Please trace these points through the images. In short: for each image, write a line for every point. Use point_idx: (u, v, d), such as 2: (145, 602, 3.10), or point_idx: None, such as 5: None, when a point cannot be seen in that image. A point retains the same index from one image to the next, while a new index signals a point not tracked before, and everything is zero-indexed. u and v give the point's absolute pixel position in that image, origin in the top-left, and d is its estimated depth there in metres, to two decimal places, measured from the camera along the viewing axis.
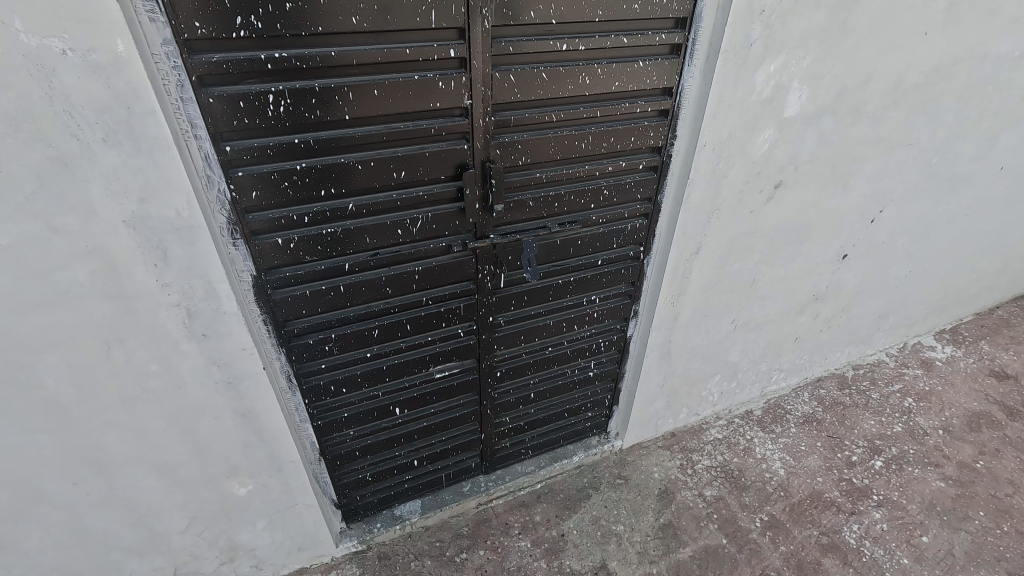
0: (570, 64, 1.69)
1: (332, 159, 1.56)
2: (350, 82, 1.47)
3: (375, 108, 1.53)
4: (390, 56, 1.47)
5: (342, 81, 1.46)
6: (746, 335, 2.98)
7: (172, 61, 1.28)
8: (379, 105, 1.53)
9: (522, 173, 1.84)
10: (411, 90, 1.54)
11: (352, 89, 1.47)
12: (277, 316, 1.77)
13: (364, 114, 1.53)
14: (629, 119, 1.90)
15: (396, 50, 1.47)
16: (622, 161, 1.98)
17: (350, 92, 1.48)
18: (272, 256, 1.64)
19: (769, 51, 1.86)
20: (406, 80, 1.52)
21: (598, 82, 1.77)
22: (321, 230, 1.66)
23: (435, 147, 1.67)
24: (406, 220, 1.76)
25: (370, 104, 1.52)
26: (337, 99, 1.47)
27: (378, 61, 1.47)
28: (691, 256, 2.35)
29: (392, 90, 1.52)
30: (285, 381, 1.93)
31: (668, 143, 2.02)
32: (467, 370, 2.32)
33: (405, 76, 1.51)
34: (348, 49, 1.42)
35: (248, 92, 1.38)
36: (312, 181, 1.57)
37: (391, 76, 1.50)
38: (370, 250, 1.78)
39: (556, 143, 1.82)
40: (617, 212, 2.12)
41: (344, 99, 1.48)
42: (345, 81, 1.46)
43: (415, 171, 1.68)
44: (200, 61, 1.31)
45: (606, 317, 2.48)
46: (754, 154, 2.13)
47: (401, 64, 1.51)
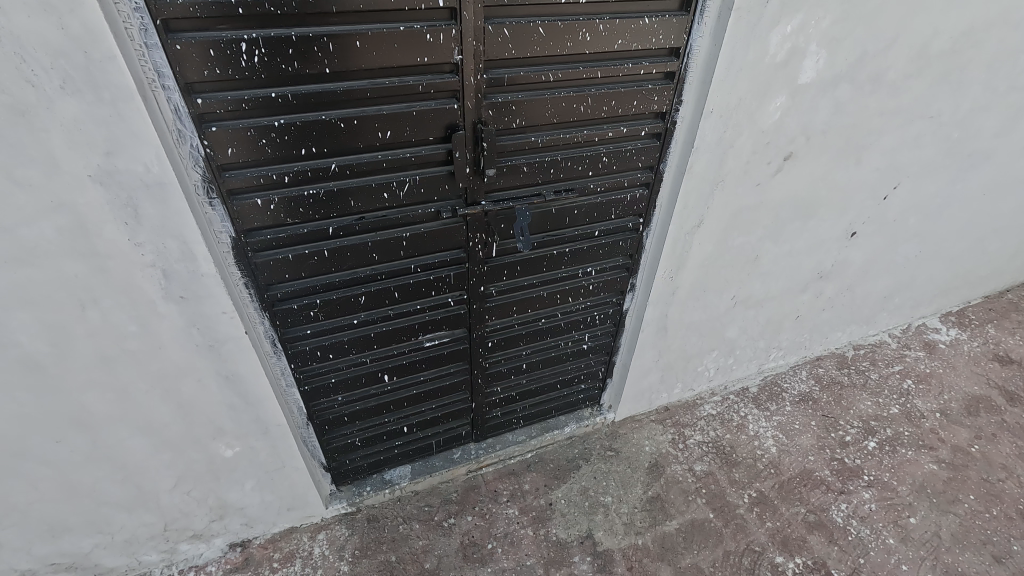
0: (569, 18, 1.57)
1: (313, 117, 1.47)
2: (331, 33, 1.36)
3: (357, 62, 1.43)
4: (373, 4, 1.36)
5: (321, 30, 1.35)
6: (746, 311, 2.91)
7: (134, 2, 1.18)
8: (362, 59, 1.43)
9: (516, 138, 1.74)
10: (397, 44, 1.43)
11: (333, 39, 1.37)
12: (259, 280, 1.72)
13: (346, 68, 1.43)
14: (631, 81, 1.79)
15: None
16: (624, 127, 1.88)
17: (331, 44, 1.37)
18: (251, 216, 1.58)
19: (786, 9, 1.72)
20: (390, 31, 1.41)
21: (599, 40, 1.64)
22: (301, 192, 1.59)
23: (422, 106, 1.57)
24: (392, 183, 1.68)
25: (352, 58, 1.42)
26: (316, 51, 1.37)
27: (360, 9, 1.36)
28: (693, 229, 2.26)
29: (376, 42, 1.41)
30: (269, 346, 1.90)
31: (673, 110, 1.91)
32: (458, 340, 2.28)
33: (390, 27, 1.40)
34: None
35: (219, 39, 1.29)
36: (291, 139, 1.49)
37: (374, 27, 1.39)
38: (355, 213, 1.71)
39: (553, 106, 1.72)
40: (616, 181, 2.03)
41: (324, 51, 1.38)
42: (324, 31, 1.35)
43: (401, 131, 1.59)
44: (164, 3, 1.21)
45: (602, 290, 2.42)
46: (763, 123, 2.02)
47: (385, 13, 1.39)
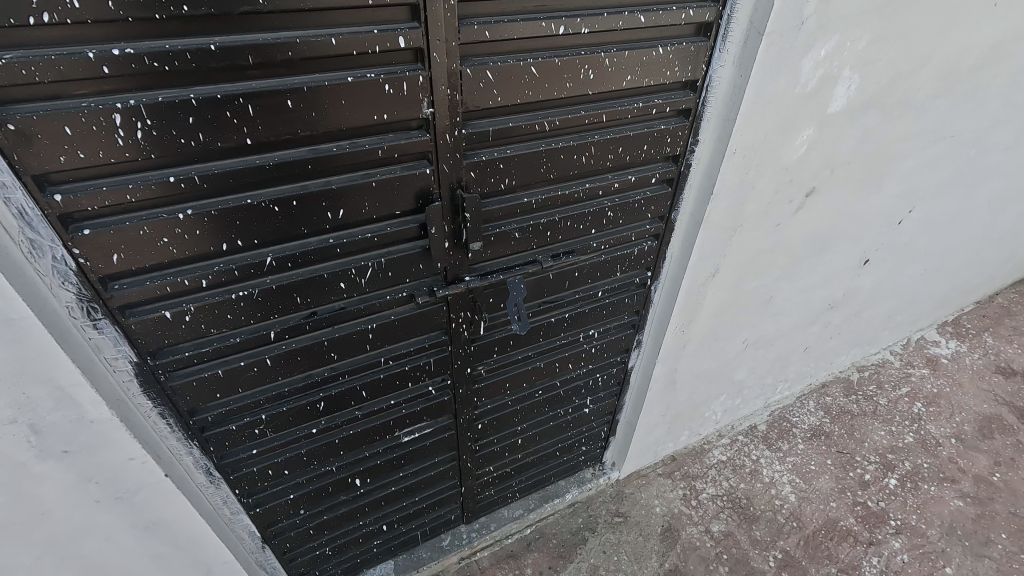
0: (568, 53, 1.22)
1: (234, 202, 1.07)
2: (248, 94, 0.97)
3: (290, 128, 1.04)
4: (307, 50, 0.98)
5: (235, 90, 0.96)
6: (757, 351, 2.64)
7: None
8: (297, 124, 1.04)
9: (505, 200, 1.39)
10: (345, 100, 1.05)
11: (252, 100, 0.98)
12: (179, 405, 1.31)
13: (275, 136, 1.04)
14: (641, 123, 1.46)
15: (316, 42, 0.97)
16: (632, 176, 1.55)
17: (250, 107, 0.98)
18: (155, 332, 1.16)
19: (822, 30, 1.42)
20: (335, 83, 1.02)
21: (605, 77, 1.31)
22: (228, 296, 1.19)
23: (384, 174, 1.19)
24: (350, 270, 1.29)
25: (282, 123, 1.03)
26: (230, 117, 0.98)
27: (290, 57, 0.97)
28: (707, 280, 1.96)
29: (314, 99, 1.02)
30: (204, 476, 1.48)
31: (687, 151, 1.60)
32: (443, 427, 1.91)
33: (333, 79, 1.02)
34: (237, 41, 0.92)
35: (77, 111, 0.87)
36: (206, 233, 1.09)
37: (310, 79, 1.01)
38: (303, 310, 1.32)
39: (549, 159, 1.37)
40: (622, 236, 1.70)
41: (241, 117, 0.99)
42: (240, 91, 0.96)
43: (358, 208, 1.21)
44: None
45: (605, 351, 2.09)
46: (787, 160, 1.72)
47: (325, 61, 1.01)
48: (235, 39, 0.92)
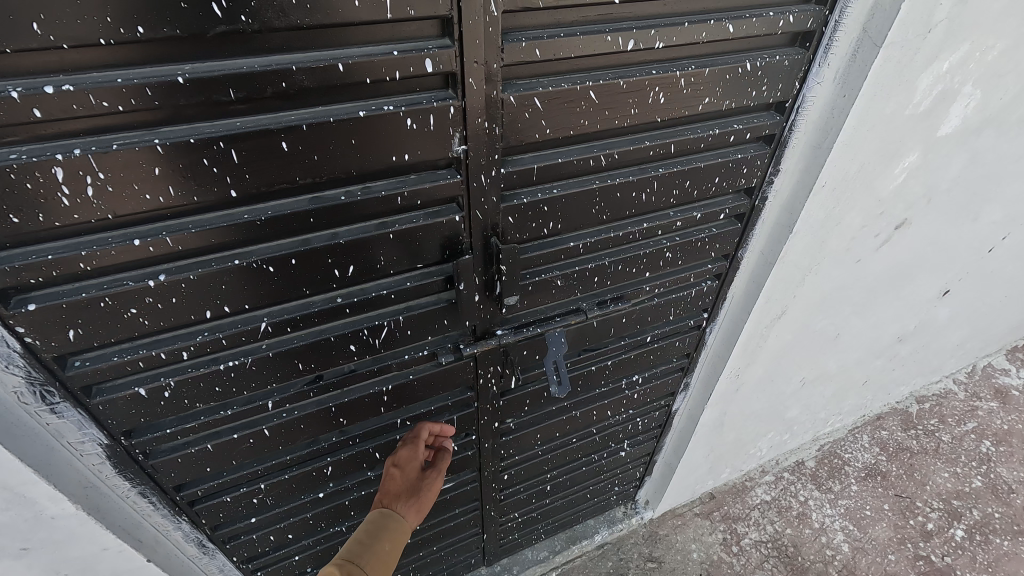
0: (636, 73, 0.97)
1: (218, 265, 0.86)
2: (232, 136, 0.75)
3: (286, 175, 0.82)
4: (307, 79, 0.75)
5: (215, 133, 0.74)
6: (814, 389, 2.37)
7: None
8: (295, 170, 0.82)
9: (547, 246, 1.16)
10: (356, 139, 0.83)
11: (237, 144, 0.76)
12: (164, 482, 1.12)
13: (268, 185, 0.82)
14: (715, 152, 1.21)
15: (320, 69, 0.75)
16: (697, 213, 1.30)
17: (235, 152, 0.76)
18: (128, 410, 0.97)
19: (951, 38, 1.13)
20: (343, 120, 0.80)
21: (679, 100, 1.05)
22: (216, 367, 0.99)
23: (404, 223, 0.97)
24: (362, 331, 1.09)
25: (277, 170, 0.81)
26: (209, 166, 0.76)
27: (285, 89, 0.75)
28: (772, 322, 1.70)
29: (318, 140, 0.80)
30: (196, 548, 1.30)
31: (765, 182, 1.33)
32: (465, 481, 1.71)
33: (341, 114, 0.80)
34: (215, 70, 0.70)
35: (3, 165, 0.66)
36: (184, 301, 0.88)
37: (312, 116, 0.78)
38: (307, 376, 1.12)
39: (602, 198, 1.13)
40: (680, 278, 1.46)
41: (223, 165, 0.77)
42: (220, 133, 0.74)
43: (372, 263, 1.00)
44: None
45: (648, 395, 1.86)
46: (882, 191, 1.44)
47: (331, 91, 0.78)
48: (213, 68, 0.70)
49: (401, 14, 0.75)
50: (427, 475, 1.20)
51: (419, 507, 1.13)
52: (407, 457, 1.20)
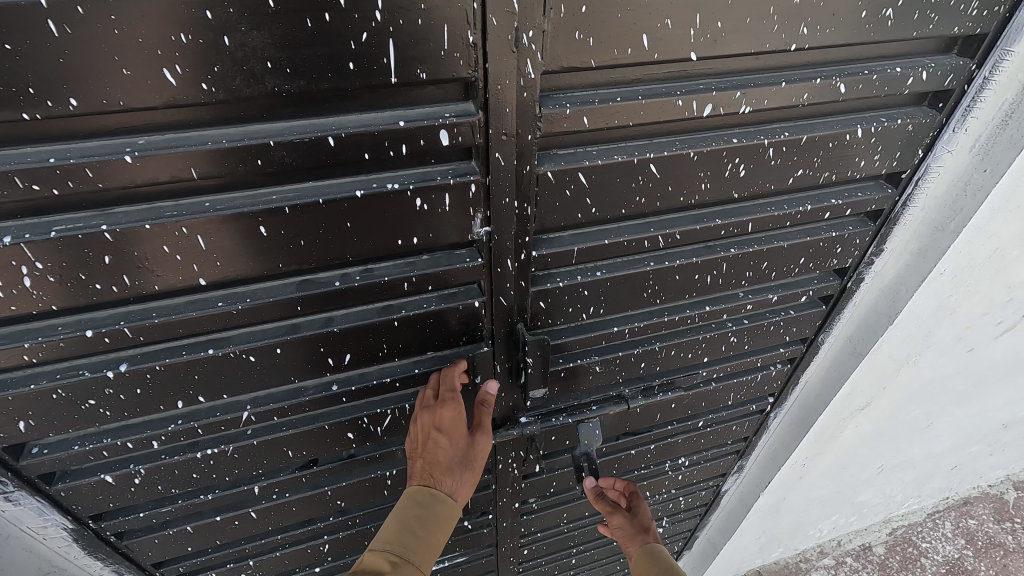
0: (711, 142, 0.77)
1: (189, 356, 0.74)
2: (198, 221, 0.62)
3: (267, 261, 0.68)
4: (291, 156, 0.60)
5: (177, 217, 0.61)
6: (893, 474, 2.04)
7: None
8: (278, 256, 0.68)
9: (586, 332, 0.97)
10: (351, 222, 0.68)
11: (205, 230, 0.62)
12: (140, 561, 1.02)
13: (245, 273, 0.68)
14: (801, 228, 0.98)
15: (306, 144, 0.60)
16: (772, 295, 1.08)
17: (203, 238, 0.63)
18: (94, 496, 0.86)
19: None
20: (336, 201, 0.65)
21: (765, 173, 0.84)
22: (192, 454, 0.88)
23: (411, 308, 0.82)
24: (361, 419, 0.95)
25: (255, 256, 0.67)
26: (172, 253, 0.63)
27: (263, 166, 0.61)
28: (853, 413, 1.43)
29: (305, 223, 0.66)
30: None
31: (864, 263, 1.09)
32: (480, 557, 1.54)
33: (333, 195, 0.65)
34: (173, 147, 0.56)
35: None
36: (152, 392, 0.76)
37: (298, 196, 0.64)
38: (298, 461, 0.99)
39: (656, 281, 0.94)
40: (744, 362, 1.23)
41: (190, 252, 0.64)
42: (183, 218, 0.61)
43: (373, 350, 0.85)
44: None
45: (695, 476, 1.63)
46: (1014, 277, 1.15)
47: (323, 167, 0.64)
48: (172, 145, 0.56)
49: (410, 78, 0.59)
50: (475, 438, 0.91)
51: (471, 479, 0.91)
52: (451, 414, 0.86)
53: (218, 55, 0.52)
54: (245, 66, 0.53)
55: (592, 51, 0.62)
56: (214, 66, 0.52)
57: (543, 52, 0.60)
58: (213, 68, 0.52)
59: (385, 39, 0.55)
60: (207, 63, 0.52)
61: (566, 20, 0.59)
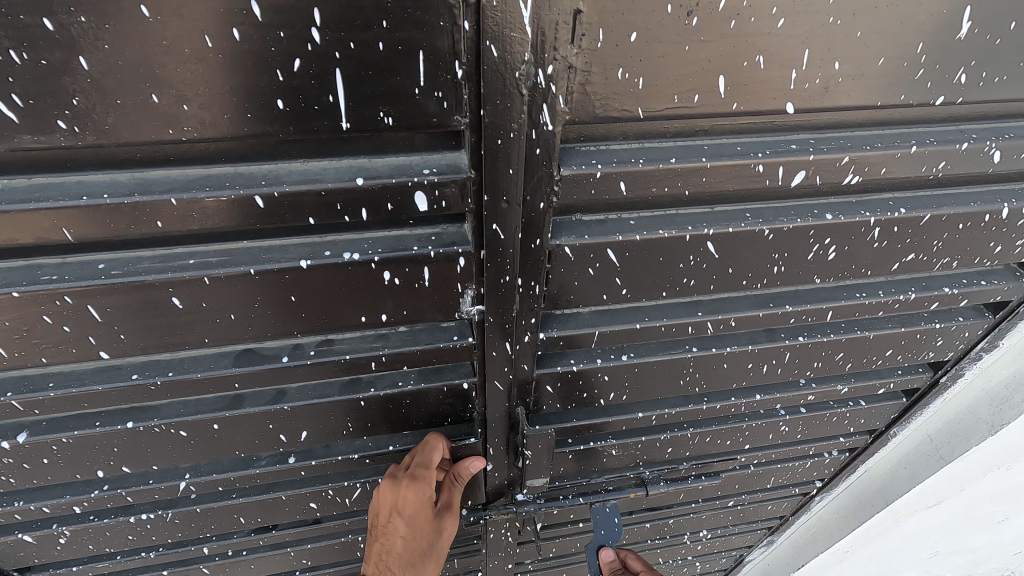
0: (794, 216, 0.56)
1: (102, 428, 0.62)
2: (84, 289, 0.48)
3: (189, 333, 0.54)
4: (202, 215, 0.46)
5: (55, 284, 0.47)
6: (950, 558, 1.77)
7: None
8: (200, 330, 0.54)
9: (602, 417, 0.79)
10: (297, 295, 0.53)
11: (95, 299, 0.49)
12: None
13: (158, 344, 0.55)
14: (900, 318, 0.76)
15: (222, 203, 0.45)
16: (841, 387, 0.86)
17: (94, 309, 0.50)
18: (17, 552, 0.77)
19: None
20: (271, 272, 0.50)
21: (864, 256, 0.62)
22: (125, 519, 0.76)
23: (383, 387, 0.66)
24: (325, 492, 0.80)
25: (169, 329, 0.54)
26: (56, 324, 0.51)
27: (164, 228, 0.46)
28: (917, 510, 1.20)
29: (233, 296, 0.52)
30: None
31: (968, 357, 0.86)
32: None
33: (269, 264, 0.50)
34: (33, 202, 0.42)
35: None
36: (63, 462, 0.65)
37: (222, 263, 0.50)
38: (252, 526, 0.85)
39: (699, 368, 0.74)
40: (793, 450, 1.03)
41: (80, 324, 0.51)
42: (63, 284, 0.47)
43: (336, 429, 0.71)
44: None
45: (717, 547, 1.44)
46: None
47: (252, 229, 0.49)
48: (32, 198, 0.42)
49: (368, 125, 0.42)
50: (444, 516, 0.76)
51: (435, 564, 0.76)
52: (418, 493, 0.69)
53: (76, 84, 0.38)
54: (117, 99, 0.39)
55: (640, 96, 0.43)
56: (73, 98, 0.38)
57: (567, 96, 0.41)
58: (71, 101, 0.38)
59: (327, 70, 0.39)
60: (62, 95, 0.38)
61: (604, 53, 0.40)
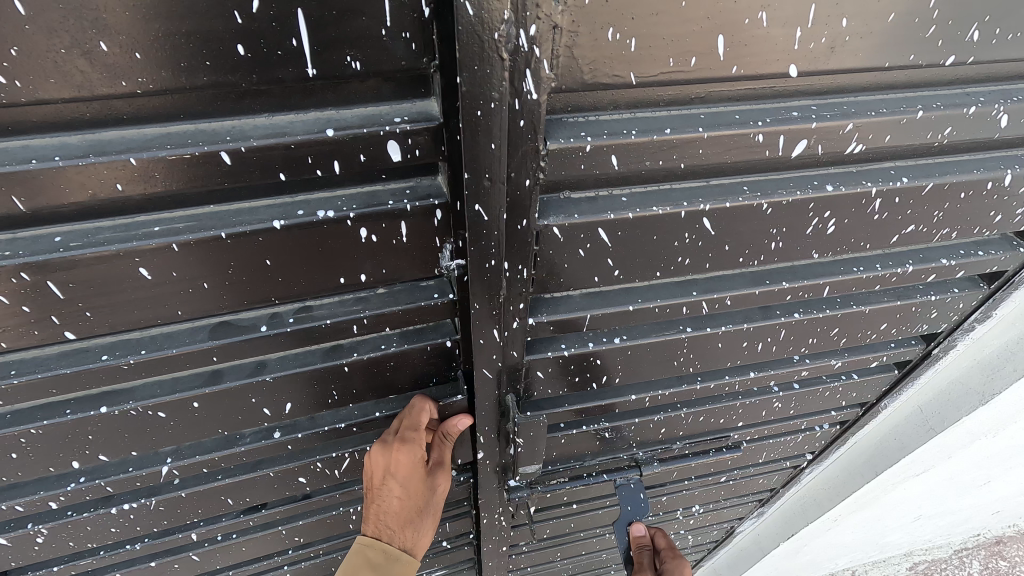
0: (793, 189, 0.53)
1: (75, 415, 0.58)
2: (43, 263, 0.45)
3: (160, 304, 0.52)
4: (166, 176, 0.43)
5: (10, 259, 0.44)
6: (932, 521, 1.82)
7: None
8: (172, 302, 0.52)
9: (594, 401, 0.77)
10: (272, 259, 0.51)
11: (56, 274, 0.46)
12: None
13: (127, 319, 0.52)
14: (897, 291, 0.74)
15: (185, 161, 0.43)
16: (835, 362, 0.85)
17: (56, 284, 0.47)
18: None
19: None
20: (243, 233, 0.48)
21: (864, 228, 0.60)
22: (106, 511, 0.73)
23: (367, 351, 0.64)
24: (313, 464, 0.78)
25: (137, 302, 0.51)
26: (14, 303, 0.48)
27: (126, 191, 0.44)
28: (906, 479, 1.21)
29: (204, 262, 0.50)
30: None
31: (960, 329, 0.85)
32: None
33: (240, 226, 0.48)
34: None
35: None
36: (34, 454, 0.61)
37: (189, 228, 0.47)
38: (240, 507, 0.82)
39: (693, 348, 0.72)
40: (786, 425, 1.02)
41: (42, 302, 0.48)
42: (19, 259, 0.44)
43: (322, 398, 0.68)
44: None
45: (709, 521, 1.45)
46: None
47: (219, 190, 0.46)
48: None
49: (335, 71, 0.41)
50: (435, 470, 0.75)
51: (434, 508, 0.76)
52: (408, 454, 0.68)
53: (12, 32, 0.34)
54: (62, 49, 0.36)
55: (632, 61, 0.39)
56: (11, 47, 0.35)
57: (553, 60, 0.37)
58: (10, 53, 0.35)
59: (289, 12, 0.37)
60: None
61: (592, 11, 0.36)
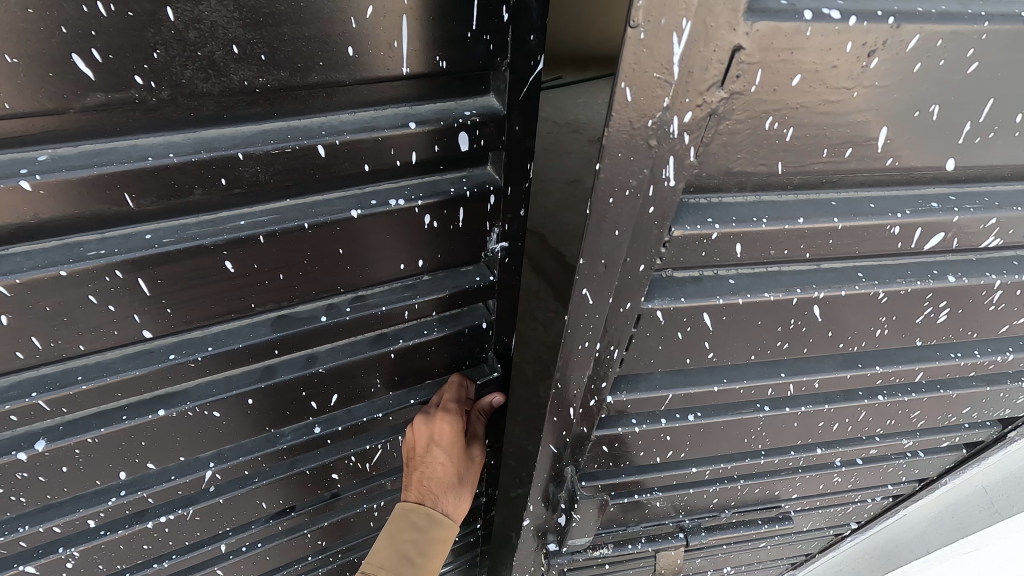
0: (913, 279, 0.49)
1: (132, 421, 0.60)
2: (138, 259, 0.50)
3: (236, 301, 0.57)
4: (261, 173, 0.50)
5: (104, 257, 0.49)
6: None
7: None
8: (249, 295, 0.57)
9: (652, 474, 0.72)
10: (345, 248, 0.58)
11: (148, 271, 0.51)
12: None
13: (200, 314, 0.57)
14: (990, 376, 0.69)
15: (282, 154, 0.50)
16: (907, 442, 0.79)
17: (145, 282, 0.52)
18: None
19: None
20: (325, 224, 0.55)
21: (976, 317, 0.55)
22: (141, 526, 0.69)
23: (411, 338, 0.70)
24: (347, 460, 0.78)
25: (220, 296, 0.56)
26: (101, 303, 0.52)
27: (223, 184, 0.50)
28: (960, 552, 1.14)
29: (283, 254, 0.56)
30: None
31: None
32: None
33: (321, 217, 0.55)
34: (98, 165, 0.45)
35: None
36: (83, 468, 0.61)
37: (274, 219, 0.54)
38: (273, 511, 0.78)
39: (767, 425, 0.67)
40: (840, 497, 0.96)
41: (126, 302, 0.52)
42: (114, 257, 0.49)
43: (366, 388, 0.72)
44: None
45: None
46: None
47: (303, 183, 0.53)
48: (98, 162, 0.45)
49: (424, 70, 0.51)
50: (473, 449, 0.77)
51: (470, 483, 0.79)
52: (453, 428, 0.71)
53: (157, 36, 0.41)
54: (195, 51, 0.43)
55: (780, 148, 0.35)
56: (153, 51, 0.42)
57: (700, 146, 0.34)
58: (151, 54, 0.42)
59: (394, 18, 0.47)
60: (143, 48, 0.42)
61: (754, 97, 0.32)
